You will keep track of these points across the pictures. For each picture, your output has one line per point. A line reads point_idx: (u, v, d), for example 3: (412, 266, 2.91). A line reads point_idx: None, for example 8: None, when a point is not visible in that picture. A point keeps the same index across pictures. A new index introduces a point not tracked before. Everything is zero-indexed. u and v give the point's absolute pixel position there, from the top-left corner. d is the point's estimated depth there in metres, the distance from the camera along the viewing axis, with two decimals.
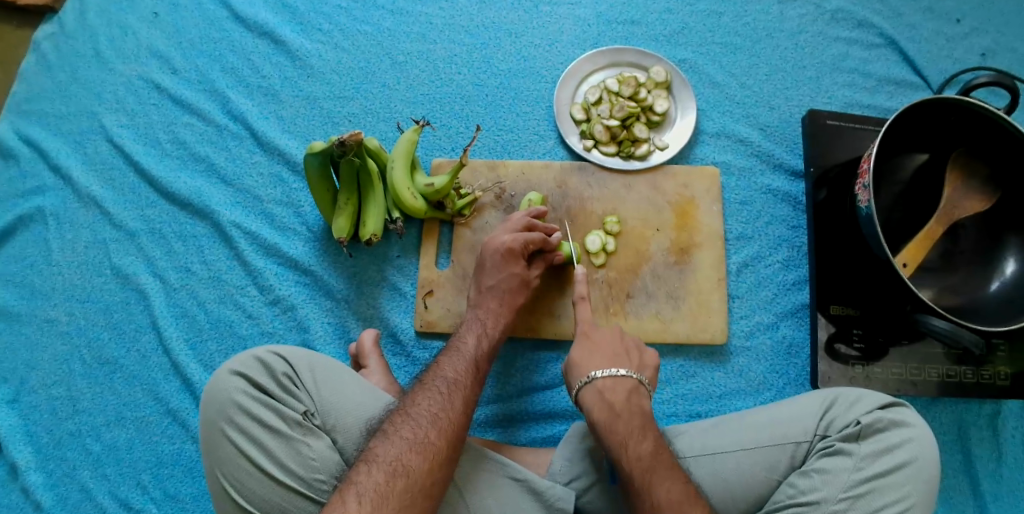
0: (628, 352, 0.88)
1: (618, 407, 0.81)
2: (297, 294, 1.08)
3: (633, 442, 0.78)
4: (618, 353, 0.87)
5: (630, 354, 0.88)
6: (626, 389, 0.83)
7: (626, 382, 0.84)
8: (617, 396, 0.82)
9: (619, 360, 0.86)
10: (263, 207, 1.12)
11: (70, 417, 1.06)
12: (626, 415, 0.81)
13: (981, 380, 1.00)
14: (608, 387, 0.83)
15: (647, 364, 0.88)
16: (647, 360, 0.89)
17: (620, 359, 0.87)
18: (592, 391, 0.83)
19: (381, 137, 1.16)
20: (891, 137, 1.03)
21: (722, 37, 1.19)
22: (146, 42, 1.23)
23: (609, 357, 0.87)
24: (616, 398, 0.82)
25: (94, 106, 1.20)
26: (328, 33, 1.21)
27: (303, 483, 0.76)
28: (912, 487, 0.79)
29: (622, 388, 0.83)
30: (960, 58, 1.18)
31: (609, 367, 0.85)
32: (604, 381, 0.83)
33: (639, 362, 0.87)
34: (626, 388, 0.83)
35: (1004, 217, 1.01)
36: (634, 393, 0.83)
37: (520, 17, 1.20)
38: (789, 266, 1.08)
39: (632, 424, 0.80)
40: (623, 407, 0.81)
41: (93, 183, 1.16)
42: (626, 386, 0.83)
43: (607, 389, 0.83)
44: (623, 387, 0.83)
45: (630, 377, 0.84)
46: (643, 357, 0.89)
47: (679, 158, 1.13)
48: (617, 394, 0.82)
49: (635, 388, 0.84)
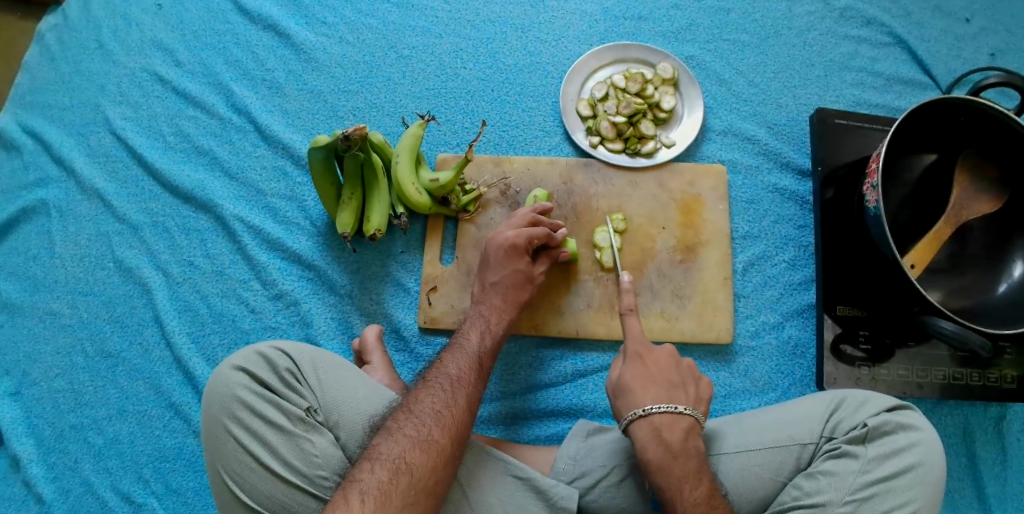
0: (684, 384, 0.86)
1: (675, 447, 0.79)
2: (301, 289, 1.07)
3: (688, 487, 0.77)
4: (674, 385, 0.85)
5: (685, 386, 0.86)
6: (682, 429, 0.81)
7: (684, 421, 0.81)
8: (674, 436, 0.80)
9: (677, 394, 0.84)
10: (267, 201, 1.12)
11: (72, 410, 1.05)
12: (683, 458, 0.79)
13: (987, 382, 1.00)
14: (665, 428, 0.80)
15: (701, 396, 0.86)
16: (702, 392, 0.87)
17: (676, 391, 0.84)
18: (645, 426, 0.81)
19: (386, 131, 1.15)
20: (899, 137, 1.02)
21: (729, 34, 1.18)
22: (150, 34, 1.23)
23: (665, 389, 0.84)
24: (674, 439, 0.80)
25: (97, 99, 1.20)
26: (332, 27, 1.20)
27: (305, 479, 0.76)
28: (918, 491, 0.78)
29: (678, 429, 0.81)
30: (969, 58, 1.17)
31: (667, 404, 0.82)
32: (662, 418, 0.81)
33: (694, 394, 0.85)
34: (683, 428, 0.81)
35: (1011, 219, 1.00)
36: (691, 433, 0.81)
37: (527, 11, 1.19)
38: (794, 266, 1.07)
39: (689, 467, 0.78)
40: (680, 449, 0.79)
41: (96, 176, 1.15)
42: (683, 426, 0.81)
43: (664, 427, 0.80)
44: (681, 427, 0.81)
45: (689, 416, 0.82)
46: (697, 387, 0.87)
47: (686, 156, 1.12)
48: (675, 435, 0.80)
49: (692, 427, 0.82)
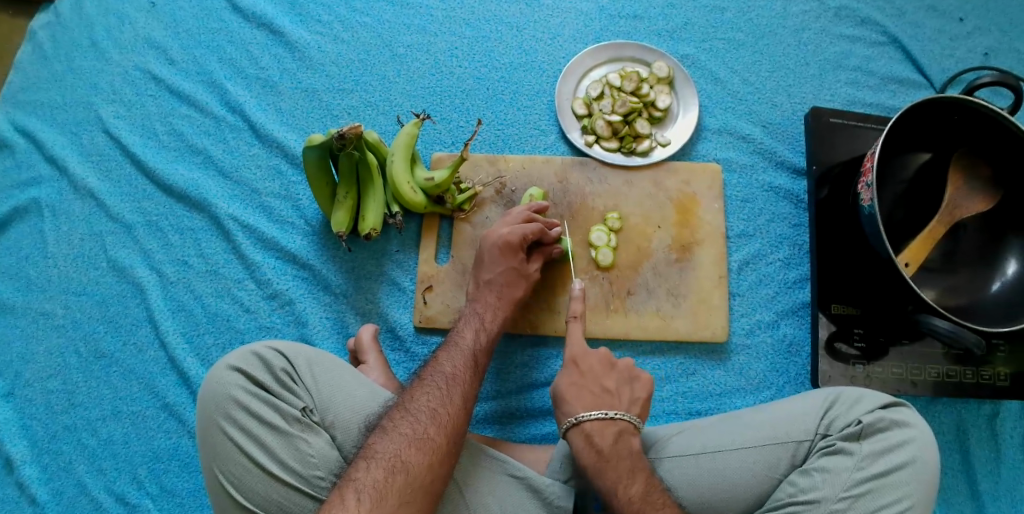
0: (618, 388, 0.87)
1: (606, 451, 0.80)
2: (295, 288, 1.07)
3: (623, 487, 0.77)
4: (607, 391, 0.86)
5: (620, 390, 0.87)
6: (614, 432, 0.82)
7: (615, 425, 0.82)
8: (606, 440, 0.81)
9: (609, 399, 0.85)
10: (261, 200, 1.11)
11: (66, 411, 1.05)
12: (615, 460, 0.79)
13: (981, 380, 1.00)
14: (597, 432, 0.81)
15: (637, 397, 0.87)
16: (638, 393, 0.87)
17: (610, 396, 0.86)
18: (578, 433, 0.82)
19: (381, 130, 1.14)
20: (893, 136, 1.03)
21: (724, 33, 1.18)
22: (143, 32, 1.22)
23: (598, 396, 0.85)
24: (604, 443, 0.81)
25: (90, 97, 1.19)
26: (327, 25, 1.19)
27: (301, 479, 0.76)
28: (911, 487, 0.79)
29: (609, 432, 0.82)
30: (963, 57, 1.17)
31: (599, 410, 0.83)
32: (594, 424, 0.82)
33: (629, 397, 0.86)
34: (615, 431, 0.82)
35: (1005, 218, 1.01)
36: (624, 435, 0.82)
37: (522, 10, 1.19)
38: (790, 264, 1.08)
39: (621, 468, 0.78)
40: (611, 452, 0.80)
41: (89, 175, 1.15)
42: (615, 430, 0.82)
43: (595, 433, 0.81)
44: (613, 430, 0.82)
45: (622, 420, 0.83)
46: (633, 390, 0.87)
47: (682, 155, 1.12)
48: (606, 438, 0.81)
49: (626, 429, 0.83)
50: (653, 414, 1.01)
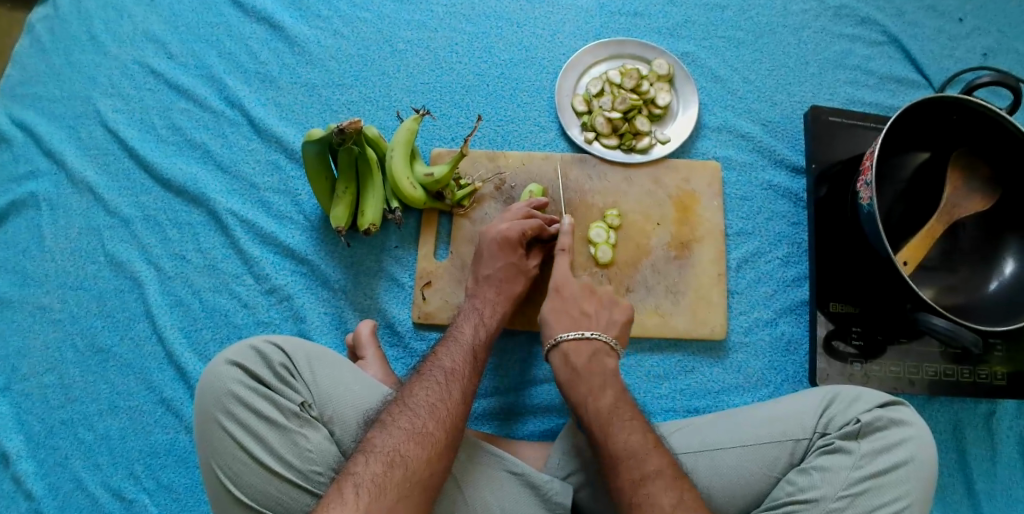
0: (597, 312, 0.91)
1: (580, 367, 0.84)
2: (294, 284, 1.06)
3: (594, 398, 0.80)
4: (585, 314, 0.90)
5: (597, 313, 0.91)
6: (588, 351, 0.86)
7: (591, 343, 0.86)
8: (581, 358, 0.85)
9: (587, 320, 0.89)
10: (260, 194, 1.11)
11: (62, 406, 1.04)
12: (587, 376, 0.83)
13: (978, 380, 1.00)
14: (573, 350, 0.86)
15: (615, 320, 0.91)
16: (616, 317, 0.91)
17: (587, 319, 0.90)
18: (558, 352, 0.86)
19: (380, 125, 1.14)
20: (893, 135, 1.03)
21: (725, 31, 1.18)
22: (142, 26, 1.21)
23: (576, 318, 0.89)
24: (579, 360, 0.85)
25: (88, 91, 1.19)
26: (327, 20, 1.19)
27: (300, 474, 0.75)
28: (909, 486, 0.79)
29: (585, 350, 0.86)
30: (962, 57, 1.17)
31: (576, 330, 0.87)
32: (570, 344, 0.86)
33: (606, 319, 0.90)
34: (590, 350, 0.86)
35: (1003, 218, 1.01)
36: (599, 355, 0.86)
37: (522, 6, 1.19)
38: (789, 262, 1.08)
39: (592, 383, 0.82)
40: (585, 367, 0.84)
41: (87, 168, 1.14)
42: (591, 348, 0.86)
43: (571, 351, 0.86)
44: (588, 347, 0.86)
45: (597, 341, 0.87)
46: (612, 313, 0.92)
47: (681, 152, 1.12)
48: (581, 356, 0.85)
49: (600, 349, 0.86)
50: (652, 411, 1.01)
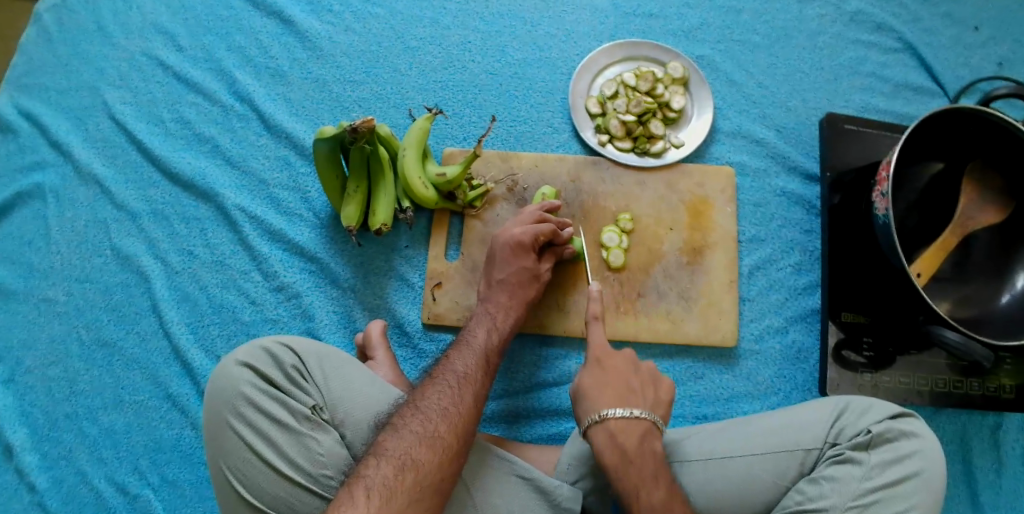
0: (642, 388, 0.84)
1: (630, 452, 0.78)
2: (302, 282, 1.06)
3: (645, 492, 0.76)
4: (633, 390, 0.84)
5: (644, 390, 0.84)
6: (639, 433, 0.80)
7: (640, 425, 0.80)
8: (631, 441, 0.79)
9: (633, 397, 0.83)
10: (269, 191, 1.10)
11: (67, 399, 1.04)
12: (639, 461, 0.78)
13: (986, 392, 1.00)
14: (621, 432, 0.79)
15: (661, 400, 0.85)
16: (662, 395, 0.86)
17: (634, 394, 0.84)
18: (603, 432, 0.80)
19: (392, 123, 1.13)
20: (909, 144, 1.02)
21: (740, 35, 1.18)
22: (151, 17, 1.20)
23: (623, 393, 0.83)
24: (630, 444, 0.79)
25: (96, 81, 1.17)
26: (339, 15, 1.18)
27: (310, 478, 0.75)
28: (919, 497, 0.79)
29: (635, 433, 0.80)
30: (977, 66, 1.17)
31: (625, 408, 0.81)
32: (617, 424, 0.80)
33: (652, 398, 0.84)
34: (641, 432, 0.80)
35: (1016, 230, 1.01)
36: (647, 436, 0.80)
37: (537, 6, 1.18)
38: (800, 270, 1.07)
39: (645, 471, 0.77)
40: (636, 453, 0.78)
41: (94, 160, 1.13)
42: (640, 429, 0.80)
43: (621, 432, 0.79)
44: (638, 431, 0.80)
45: (646, 420, 0.81)
46: (658, 391, 0.86)
47: (694, 157, 1.11)
48: (631, 439, 0.79)
49: (649, 431, 0.80)
50: None
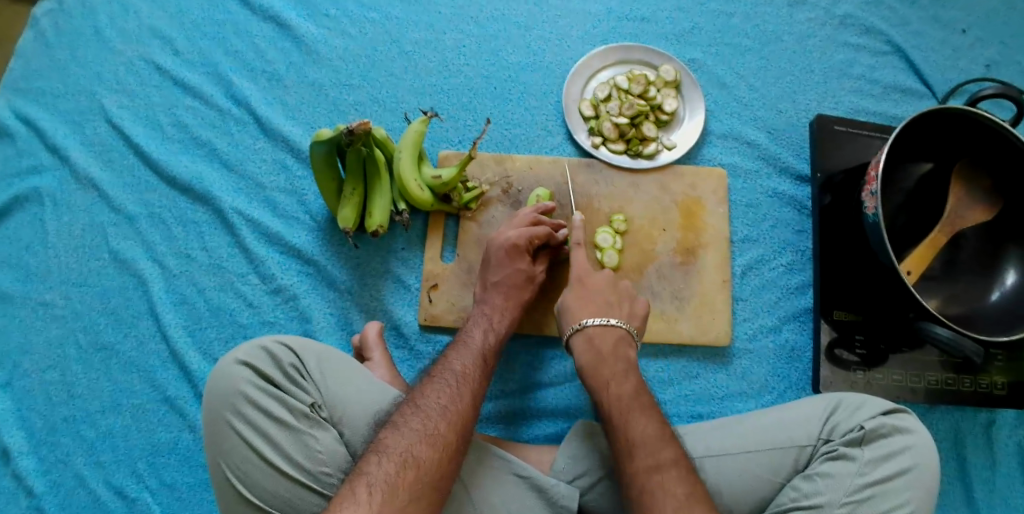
0: (620, 302, 0.93)
1: (604, 354, 0.87)
2: (300, 284, 1.06)
3: (615, 384, 0.83)
4: (610, 302, 0.92)
5: (621, 303, 0.93)
6: (613, 338, 0.88)
7: (615, 331, 0.89)
8: (606, 344, 0.88)
9: (611, 309, 0.92)
10: (266, 194, 1.11)
11: (65, 403, 1.04)
12: (611, 361, 0.86)
13: (978, 389, 1.02)
14: (597, 336, 0.88)
15: (637, 313, 0.93)
16: (638, 309, 0.94)
17: (611, 307, 0.92)
18: (581, 337, 0.89)
19: (388, 127, 1.14)
20: (898, 145, 1.04)
21: (732, 38, 1.19)
22: (148, 22, 1.21)
23: (601, 306, 0.92)
24: (604, 346, 0.87)
25: (93, 86, 1.18)
26: (334, 19, 1.19)
27: (309, 475, 0.76)
28: (913, 492, 0.80)
29: (610, 336, 0.88)
30: (965, 68, 1.18)
31: (600, 317, 0.90)
32: (594, 328, 0.89)
33: (629, 311, 0.93)
34: (615, 337, 0.89)
35: (1004, 228, 1.02)
36: (622, 342, 0.88)
37: (531, 10, 1.19)
38: (793, 270, 1.08)
39: (616, 369, 0.85)
40: (609, 354, 0.87)
41: (91, 165, 1.14)
42: (614, 335, 0.89)
43: (596, 336, 0.88)
44: (611, 335, 0.88)
45: (619, 329, 0.89)
46: (634, 305, 0.94)
47: (687, 159, 1.13)
48: (606, 343, 0.88)
49: (622, 338, 0.89)
50: None
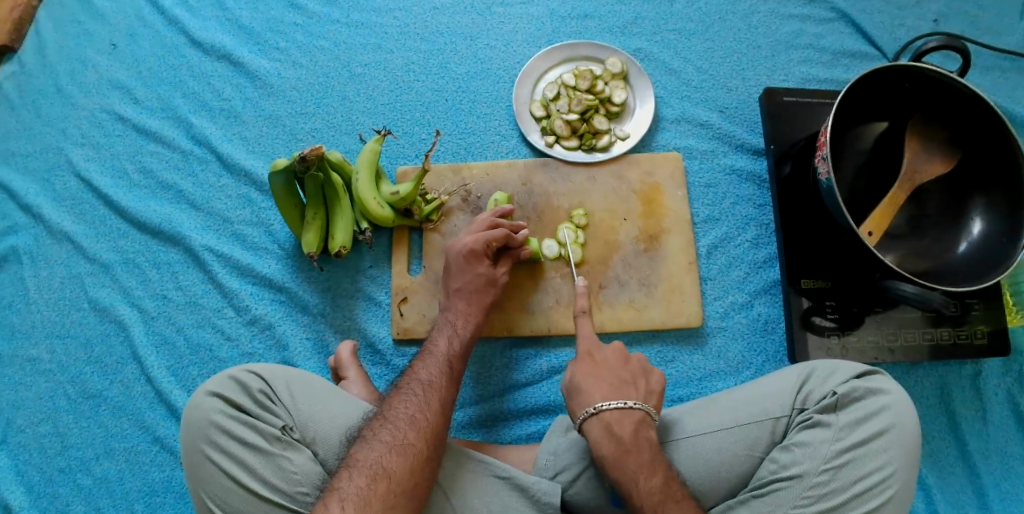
0: (634, 380, 0.88)
1: (627, 441, 0.81)
2: (274, 312, 1.08)
3: (643, 478, 0.78)
4: (624, 381, 0.87)
5: (636, 381, 0.88)
6: (634, 422, 0.82)
7: (634, 414, 0.83)
8: (626, 429, 0.82)
9: (626, 390, 0.86)
10: (234, 228, 1.13)
11: (59, 454, 1.06)
12: (635, 450, 0.80)
13: (959, 340, 1.02)
14: (616, 423, 0.82)
15: (653, 389, 0.88)
16: (653, 385, 0.88)
17: (625, 386, 0.87)
18: (598, 423, 0.83)
19: (345, 149, 1.16)
20: (846, 109, 1.04)
21: (675, 24, 1.20)
22: (106, 74, 1.24)
23: (616, 387, 0.86)
24: (625, 433, 0.81)
25: (59, 142, 1.21)
26: (285, 51, 1.21)
27: (286, 496, 0.77)
28: (891, 454, 0.80)
29: (629, 421, 0.82)
30: (913, 26, 1.19)
31: (616, 401, 0.84)
32: (612, 415, 0.83)
33: (645, 389, 0.87)
34: (634, 421, 0.83)
35: (966, 179, 1.02)
36: (642, 425, 0.82)
37: (475, 19, 1.21)
38: (758, 244, 1.09)
39: (642, 458, 0.79)
40: (632, 441, 0.81)
41: (64, 219, 1.16)
42: (635, 419, 0.83)
43: (615, 422, 0.82)
44: (631, 420, 0.83)
45: (638, 410, 0.84)
46: (648, 382, 0.88)
47: (642, 147, 1.14)
48: (625, 429, 0.82)
49: (643, 420, 0.83)
50: None
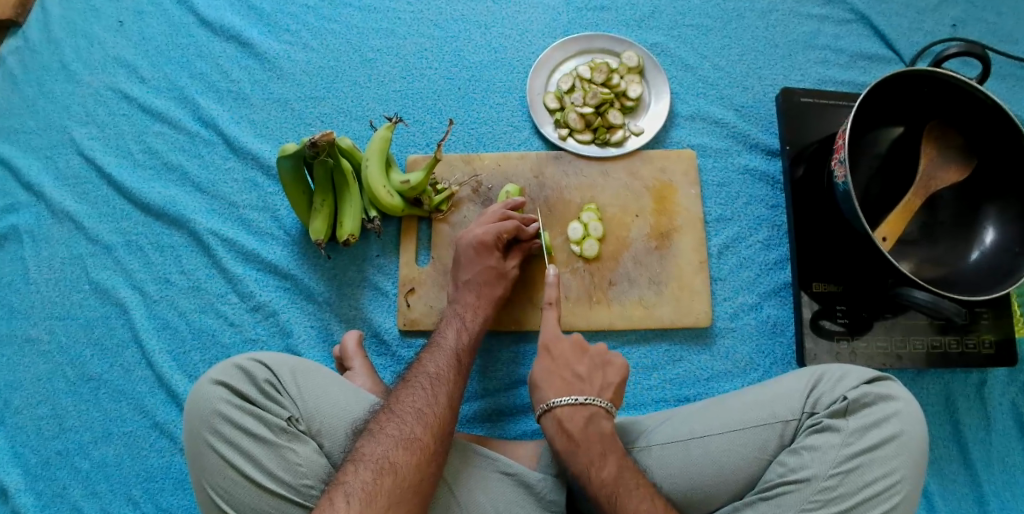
0: (590, 374, 0.86)
1: (577, 436, 0.80)
2: (278, 299, 1.07)
3: (595, 470, 0.78)
4: (577, 376, 0.86)
5: (591, 376, 0.86)
6: (585, 416, 0.82)
7: (586, 409, 0.82)
8: (576, 424, 0.81)
9: (582, 384, 0.85)
10: (240, 213, 1.11)
11: (57, 437, 1.05)
12: (584, 443, 0.80)
13: (966, 349, 1.01)
14: (567, 416, 0.82)
15: (609, 382, 0.86)
16: (610, 377, 0.87)
17: (581, 380, 0.86)
18: (551, 419, 0.83)
19: (355, 136, 1.14)
20: (865, 112, 1.03)
21: (693, 19, 1.19)
22: (113, 52, 1.21)
23: (568, 382, 0.85)
24: (574, 427, 0.81)
25: (63, 120, 1.19)
26: (296, 34, 1.19)
27: (291, 488, 0.76)
28: (900, 460, 0.80)
29: (580, 416, 0.82)
30: (931, 30, 1.17)
31: (569, 396, 0.83)
32: (564, 409, 0.82)
33: (600, 383, 0.86)
34: (587, 415, 0.82)
35: (981, 187, 1.01)
36: (594, 419, 0.82)
37: (489, 8, 1.19)
38: (770, 245, 1.08)
39: (592, 452, 0.79)
40: (582, 435, 0.80)
41: (66, 198, 1.14)
42: (586, 413, 0.82)
43: (567, 418, 0.82)
44: (582, 414, 0.82)
45: (591, 404, 0.83)
46: (605, 374, 0.87)
47: (655, 143, 1.12)
48: (576, 422, 0.81)
49: (597, 413, 0.82)
50: (642, 402, 1.02)
